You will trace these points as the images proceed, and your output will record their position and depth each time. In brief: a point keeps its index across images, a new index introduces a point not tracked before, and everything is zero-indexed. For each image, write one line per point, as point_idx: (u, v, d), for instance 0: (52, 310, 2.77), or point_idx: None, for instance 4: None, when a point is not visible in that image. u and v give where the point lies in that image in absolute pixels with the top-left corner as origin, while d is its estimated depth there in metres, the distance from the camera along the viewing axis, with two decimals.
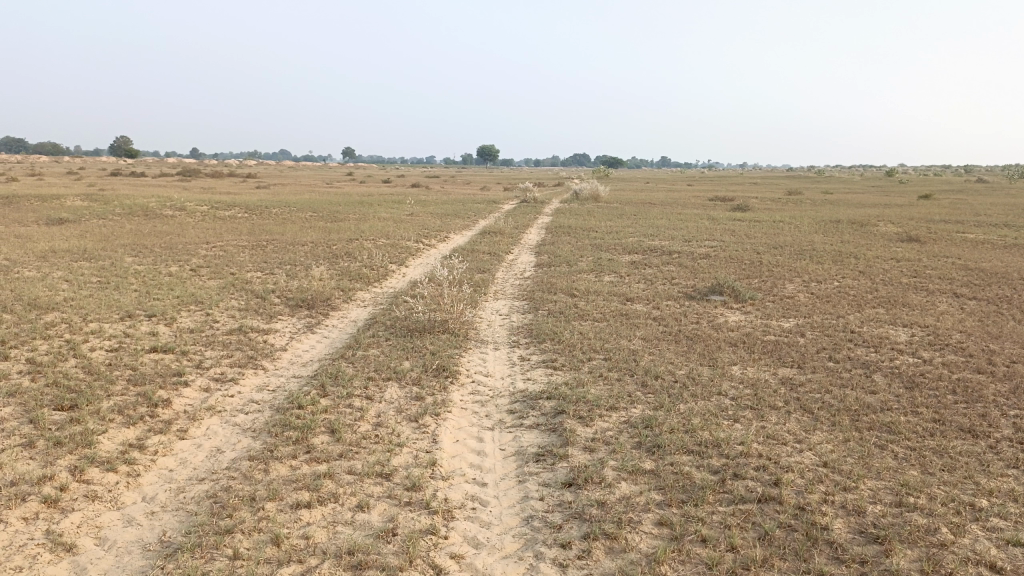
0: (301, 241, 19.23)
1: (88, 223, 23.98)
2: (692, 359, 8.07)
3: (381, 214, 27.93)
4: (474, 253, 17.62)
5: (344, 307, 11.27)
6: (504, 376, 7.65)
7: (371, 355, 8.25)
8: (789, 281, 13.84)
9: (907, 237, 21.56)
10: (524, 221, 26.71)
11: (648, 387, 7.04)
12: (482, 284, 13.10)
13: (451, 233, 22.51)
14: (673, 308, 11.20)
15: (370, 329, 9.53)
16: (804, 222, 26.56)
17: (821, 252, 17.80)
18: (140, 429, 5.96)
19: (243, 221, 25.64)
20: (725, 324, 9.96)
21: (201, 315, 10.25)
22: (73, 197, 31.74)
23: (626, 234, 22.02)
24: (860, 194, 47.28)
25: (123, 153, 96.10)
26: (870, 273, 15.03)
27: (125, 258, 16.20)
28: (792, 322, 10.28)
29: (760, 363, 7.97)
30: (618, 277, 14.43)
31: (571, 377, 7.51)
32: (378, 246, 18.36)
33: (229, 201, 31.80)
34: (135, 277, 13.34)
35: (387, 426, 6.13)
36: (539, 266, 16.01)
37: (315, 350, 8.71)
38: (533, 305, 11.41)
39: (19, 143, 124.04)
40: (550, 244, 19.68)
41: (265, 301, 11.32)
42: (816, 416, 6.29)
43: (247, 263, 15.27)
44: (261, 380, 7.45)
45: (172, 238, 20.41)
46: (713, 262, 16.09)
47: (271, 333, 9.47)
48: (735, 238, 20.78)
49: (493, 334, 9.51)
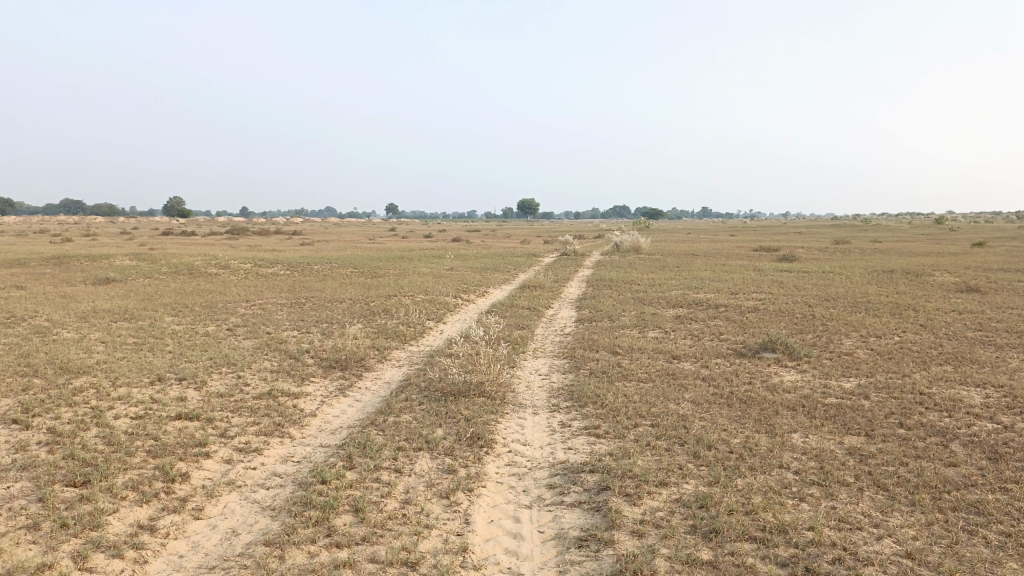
0: (340, 298, 19.10)
1: (133, 283, 24.27)
2: (747, 426, 7.46)
3: (421, 269, 27.83)
4: (514, 308, 17.24)
5: (379, 367, 10.90)
6: (544, 445, 7.13)
7: (403, 421, 7.81)
8: (845, 336, 13.12)
9: (967, 287, 20.59)
10: (565, 274, 26.29)
11: (700, 459, 6.46)
12: (522, 341, 12.66)
13: (491, 287, 22.20)
14: (723, 367, 10.60)
15: (404, 392, 9.11)
16: (855, 272, 25.67)
17: (877, 304, 16.99)
18: (153, 507, 5.58)
19: (285, 277, 25.76)
20: (780, 386, 9.32)
21: (232, 378, 9.96)
22: (122, 256, 32.38)
23: (669, 287, 21.47)
24: (911, 242, 45.99)
25: (174, 212, 98.98)
26: (932, 326, 14.22)
27: (164, 318, 16.16)
28: (853, 382, 9.60)
29: (822, 430, 7.33)
30: (663, 332, 13.86)
31: (615, 446, 6.95)
32: (417, 302, 18.10)
33: (272, 258, 32.10)
34: (170, 338, 13.20)
35: (416, 504, 5.65)
36: (580, 321, 15.53)
37: (345, 416, 8.30)
38: (574, 364, 10.91)
39: (78, 204, 128.84)
40: (591, 298, 19.21)
41: (298, 362, 11.02)
42: (892, 494, 5.64)
43: (283, 322, 15.08)
44: (286, 449, 7.05)
45: (213, 296, 20.46)
46: (762, 315, 15.44)
47: (301, 396, 9.12)
48: (785, 289, 20.06)
49: (532, 397, 9.01)
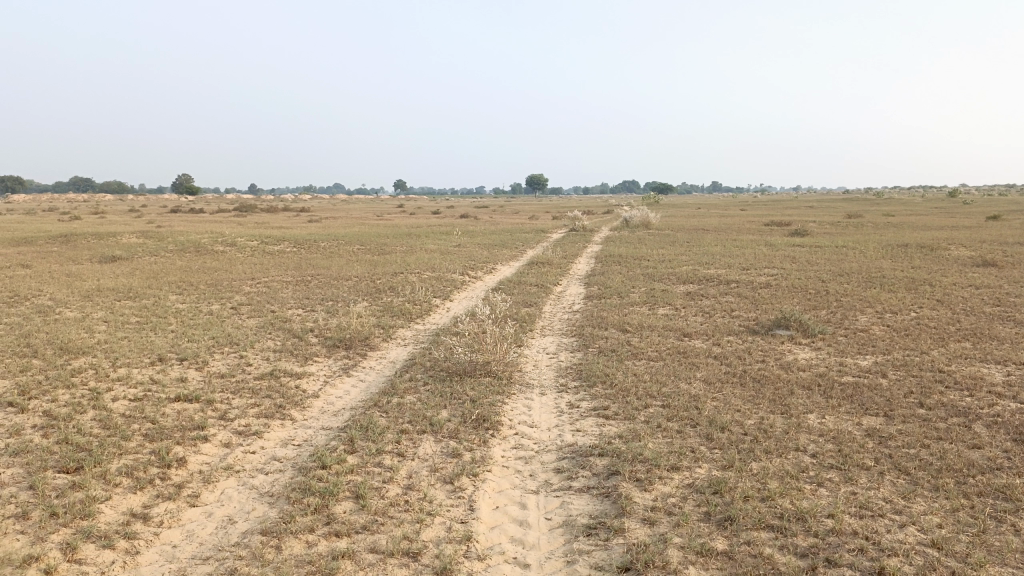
0: (346, 275, 18.90)
1: (139, 261, 24.13)
2: (762, 407, 7.21)
3: (428, 246, 27.58)
4: (521, 285, 16.99)
5: (383, 347, 10.70)
6: (551, 427, 6.91)
7: (406, 402, 7.61)
8: (860, 313, 12.82)
9: (983, 262, 20.19)
10: (574, 250, 26.00)
11: (713, 441, 6.23)
12: (529, 319, 12.42)
13: (498, 264, 21.95)
14: (735, 344, 10.35)
15: (408, 373, 8.91)
16: (868, 246, 25.25)
17: (892, 279, 16.66)
18: (148, 494, 5.41)
19: (292, 254, 25.60)
20: (795, 364, 9.06)
21: (234, 357, 9.78)
22: (129, 233, 32.29)
23: (679, 263, 21.15)
24: (924, 215, 45.31)
25: (182, 190, 98.88)
26: (949, 301, 13.90)
27: (169, 296, 16.00)
28: (869, 361, 9.33)
29: (839, 411, 7.08)
30: (673, 309, 13.59)
31: (626, 428, 6.73)
32: (423, 279, 17.88)
33: (279, 235, 31.93)
34: (174, 317, 13.03)
35: (418, 490, 5.45)
36: (589, 298, 15.28)
37: (348, 397, 8.10)
38: (583, 342, 10.68)
39: (86, 183, 128.87)
40: (600, 274, 18.94)
41: (301, 341, 10.83)
42: (914, 479, 5.40)
43: (288, 300, 14.89)
44: (287, 432, 6.87)
45: (219, 274, 20.30)
46: (775, 291, 15.14)
47: (303, 377, 8.93)
48: (797, 265, 19.71)
49: (540, 376, 8.79)
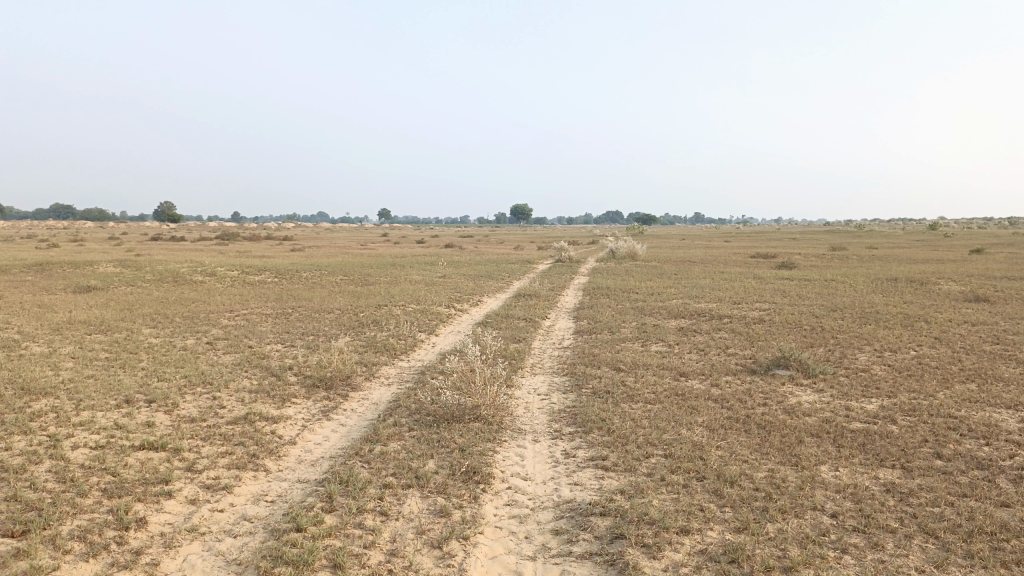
0: (328, 308, 18.36)
1: (115, 291, 23.47)
2: (770, 458, 6.77)
3: (413, 276, 27.13)
4: (509, 319, 16.54)
5: (366, 386, 10.17)
6: (546, 479, 6.42)
7: (389, 451, 7.08)
8: (859, 351, 12.46)
9: (975, 297, 20.01)
10: (561, 282, 25.60)
11: (722, 499, 5.76)
12: (519, 357, 11.94)
13: (485, 296, 21.49)
14: (734, 386, 9.91)
15: (392, 417, 8.38)
16: (857, 280, 25.09)
17: (886, 315, 16.36)
18: (101, 562, 4.85)
19: (273, 285, 25.02)
20: (799, 408, 8.63)
21: (207, 399, 9.21)
22: (107, 262, 31.55)
23: (669, 296, 20.78)
24: (907, 248, 45.43)
25: (165, 218, 97.94)
26: (947, 339, 13.58)
27: (143, 330, 15.38)
28: (876, 404, 8.93)
29: (853, 462, 6.64)
30: (667, 346, 13.17)
31: (627, 482, 6.25)
32: (407, 312, 17.38)
33: (260, 265, 31.31)
34: (146, 353, 12.43)
35: (402, 558, 4.94)
36: (578, 333, 14.83)
37: (327, 445, 7.56)
38: (576, 383, 10.21)
39: (67, 210, 127.75)
40: (589, 308, 18.53)
41: (279, 380, 10.27)
42: (945, 544, 4.97)
43: (267, 334, 14.33)
44: (260, 486, 6.33)
45: (197, 305, 19.70)
46: (769, 327, 14.77)
47: (280, 421, 8.37)
48: (788, 299, 19.38)
49: (532, 421, 8.30)
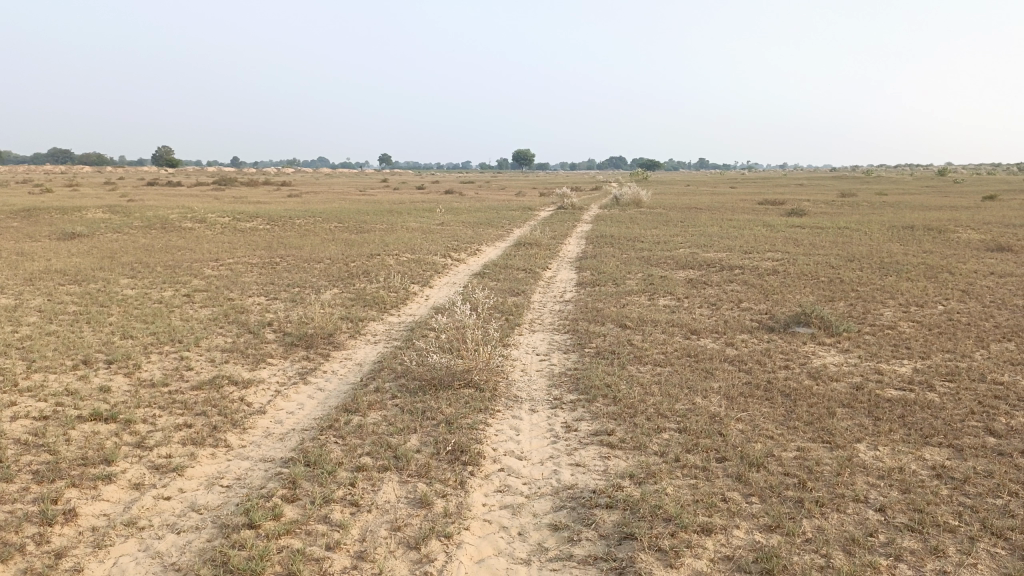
0: (319, 257, 17.47)
1: (101, 238, 22.59)
2: (799, 434, 5.96)
3: (411, 224, 26.12)
4: (508, 270, 15.62)
5: (350, 345, 9.33)
6: (545, 460, 5.62)
7: (368, 424, 6.27)
8: (883, 305, 11.61)
9: (998, 246, 19.09)
10: (563, 230, 24.59)
11: (748, 487, 4.96)
12: (516, 312, 11.10)
13: (483, 245, 20.53)
14: (751, 346, 9.06)
15: (375, 382, 7.56)
16: (872, 228, 24.05)
17: (907, 266, 15.45)
18: (12, 568, 4.06)
19: (265, 232, 24.12)
20: (825, 372, 7.80)
21: (173, 360, 8.39)
22: (96, 208, 30.48)
23: (675, 245, 19.84)
24: (919, 195, 44.14)
25: (163, 163, 96.13)
26: (975, 293, 12.69)
27: (120, 280, 14.51)
28: (909, 368, 8.09)
29: (894, 440, 5.84)
30: (675, 300, 12.31)
31: (637, 464, 5.45)
32: (401, 262, 16.46)
33: (253, 211, 30.36)
34: (118, 306, 11.61)
35: (372, 563, 4.15)
36: (581, 285, 13.94)
37: (300, 415, 6.75)
38: (577, 342, 9.38)
39: (64, 155, 126.01)
40: (592, 258, 17.63)
41: (255, 338, 9.44)
42: (1017, 549, 4.17)
43: (251, 286, 13.47)
44: (216, 468, 5.54)
45: (183, 254, 18.83)
46: (784, 280, 13.88)
47: (250, 385, 7.57)
48: (802, 249, 18.39)
49: (529, 387, 7.49)
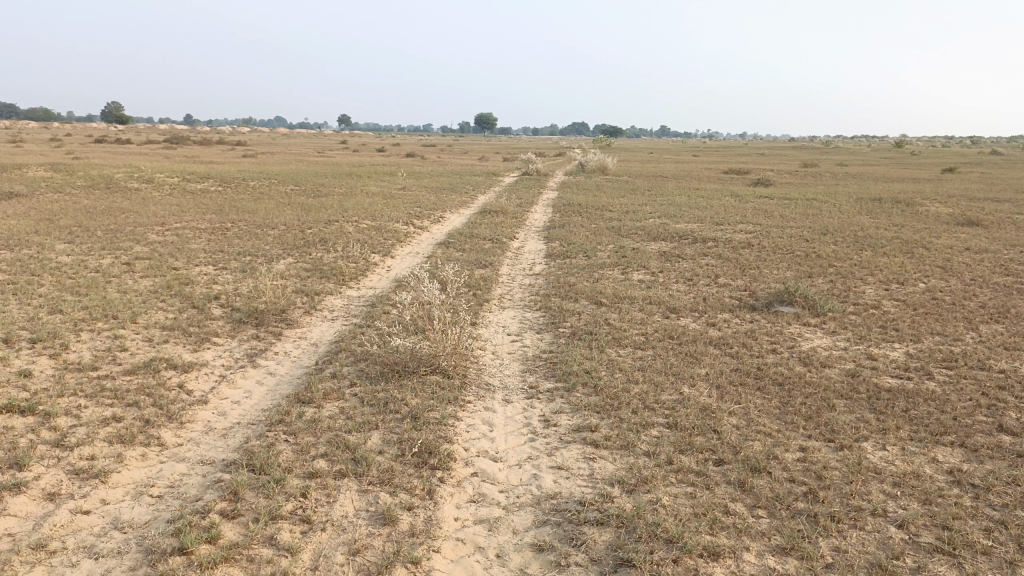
0: (273, 222, 16.52)
1: (40, 199, 21.23)
2: (800, 433, 5.44)
3: (371, 188, 25.14)
4: (473, 239, 14.90)
5: (305, 323, 8.58)
6: (524, 462, 5.02)
7: (323, 418, 5.57)
8: (864, 283, 11.20)
9: (967, 220, 18.95)
10: (528, 197, 23.90)
11: (754, 499, 4.42)
12: (484, 286, 10.44)
13: (446, 212, 19.73)
14: (734, 326, 8.55)
15: (332, 367, 6.86)
16: (839, 200, 23.79)
17: (881, 240, 15.13)
18: None
19: (217, 195, 22.94)
20: (817, 357, 7.33)
21: (105, 339, 7.56)
22: (36, 165, 28.89)
23: (644, 215, 19.31)
24: (880, 166, 44.32)
25: (113, 120, 92.43)
26: (953, 270, 12.37)
27: (55, 246, 13.43)
28: (902, 353, 7.65)
29: (902, 440, 5.36)
30: (650, 275, 11.76)
31: (626, 468, 4.88)
32: (360, 230, 15.62)
33: (205, 172, 29.03)
34: (50, 275, 10.63)
35: None
36: (550, 258, 13.30)
37: (246, 406, 6.02)
38: (551, 320, 8.77)
39: (7, 110, 120.69)
40: (560, 227, 17.01)
41: (200, 314, 8.63)
42: None
43: (198, 254, 12.54)
44: (147, 473, 4.82)
45: (127, 217, 17.71)
46: (760, 254, 13.42)
47: (191, 370, 6.80)
48: (774, 221, 18.00)
49: (502, 373, 6.87)
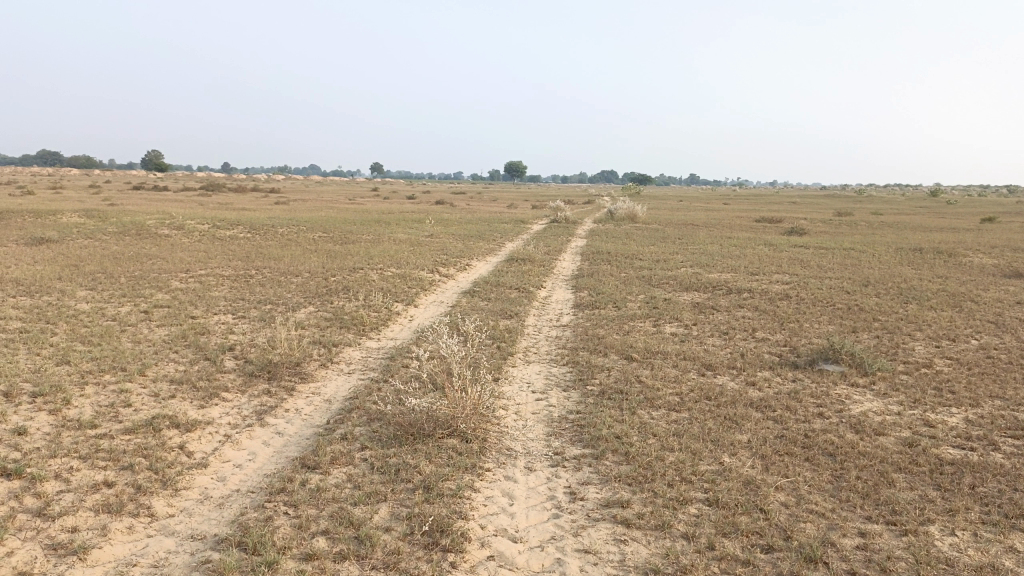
0: (298, 270, 16.29)
1: (69, 244, 21.33)
2: (857, 513, 4.85)
3: (398, 235, 24.97)
4: (499, 289, 14.50)
5: (320, 377, 8.17)
6: (547, 544, 4.49)
7: (329, 487, 5.11)
8: (911, 339, 10.55)
9: (1015, 271, 18.17)
10: (557, 245, 23.53)
11: None
12: (509, 339, 9.99)
13: (473, 260, 19.40)
14: (776, 386, 7.97)
15: (343, 428, 6.41)
16: (878, 250, 23.09)
17: (926, 293, 14.45)
18: None
19: (245, 241, 22.90)
20: (869, 422, 6.73)
21: (110, 393, 7.20)
22: (71, 212, 29.23)
23: (676, 264, 18.81)
24: (916, 215, 43.50)
25: (152, 167, 94.57)
26: (1006, 325, 11.66)
27: (77, 293, 13.27)
28: (962, 419, 7.01)
29: (974, 523, 4.75)
30: (684, 328, 11.23)
31: (662, 553, 4.33)
32: (384, 278, 15.30)
33: (235, 218, 29.19)
34: (65, 324, 10.39)
35: None
36: (578, 308, 12.83)
37: (248, 471, 5.58)
38: (578, 377, 8.26)
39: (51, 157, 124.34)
40: (589, 276, 16.58)
41: (211, 366, 8.27)
42: None
43: (218, 302, 12.28)
44: (132, 549, 4.38)
45: (153, 263, 17.64)
46: (798, 306, 12.82)
47: (195, 429, 6.40)
48: (811, 271, 17.39)
49: (525, 437, 6.36)
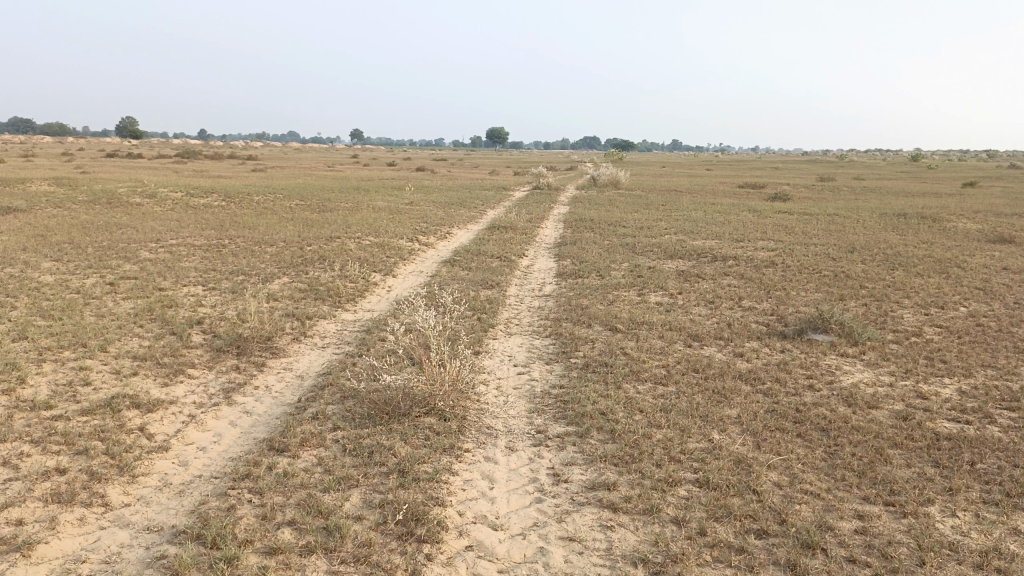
0: (273, 239, 15.82)
1: (36, 214, 20.64)
2: (854, 494, 4.62)
3: (377, 203, 24.46)
4: (479, 257, 14.15)
5: (292, 352, 7.82)
6: (529, 532, 4.23)
7: (298, 472, 4.81)
8: (900, 307, 10.34)
9: (999, 237, 18.04)
10: (540, 212, 23.15)
11: None
12: (489, 309, 9.67)
13: (453, 228, 18.99)
14: (764, 357, 7.73)
15: (314, 407, 6.09)
16: (862, 215, 22.91)
17: (912, 259, 14.27)
18: None
19: (220, 210, 22.29)
20: (861, 395, 6.51)
21: (69, 372, 6.83)
22: (40, 180, 28.38)
23: (660, 231, 18.52)
24: (897, 180, 43.40)
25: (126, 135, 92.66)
26: (994, 292, 11.49)
27: (40, 264, 12.75)
28: (955, 390, 6.80)
29: (975, 503, 4.54)
30: (669, 297, 10.96)
31: (652, 541, 4.07)
32: (362, 247, 14.89)
33: (210, 186, 28.47)
34: (26, 297, 9.95)
35: None
36: (561, 277, 12.52)
37: (212, 455, 5.25)
38: (561, 349, 7.97)
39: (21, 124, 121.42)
40: (572, 244, 16.25)
41: (178, 341, 7.90)
42: None
43: (188, 273, 11.84)
44: (83, 544, 4.06)
45: (123, 233, 17.07)
46: (784, 274, 12.58)
47: (157, 409, 6.05)
48: (797, 238, 17.16)
49: (505, 414, 6.07)
